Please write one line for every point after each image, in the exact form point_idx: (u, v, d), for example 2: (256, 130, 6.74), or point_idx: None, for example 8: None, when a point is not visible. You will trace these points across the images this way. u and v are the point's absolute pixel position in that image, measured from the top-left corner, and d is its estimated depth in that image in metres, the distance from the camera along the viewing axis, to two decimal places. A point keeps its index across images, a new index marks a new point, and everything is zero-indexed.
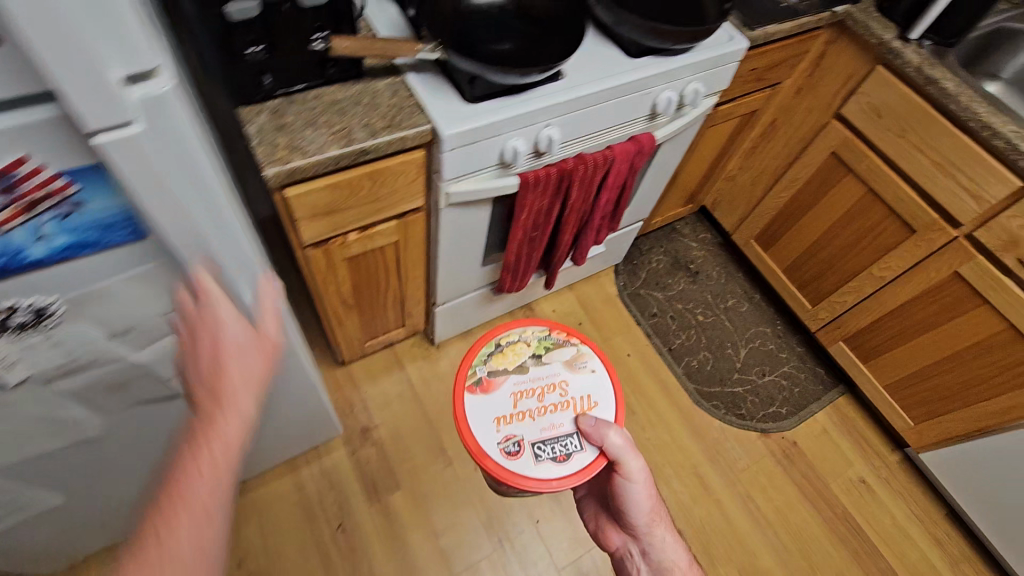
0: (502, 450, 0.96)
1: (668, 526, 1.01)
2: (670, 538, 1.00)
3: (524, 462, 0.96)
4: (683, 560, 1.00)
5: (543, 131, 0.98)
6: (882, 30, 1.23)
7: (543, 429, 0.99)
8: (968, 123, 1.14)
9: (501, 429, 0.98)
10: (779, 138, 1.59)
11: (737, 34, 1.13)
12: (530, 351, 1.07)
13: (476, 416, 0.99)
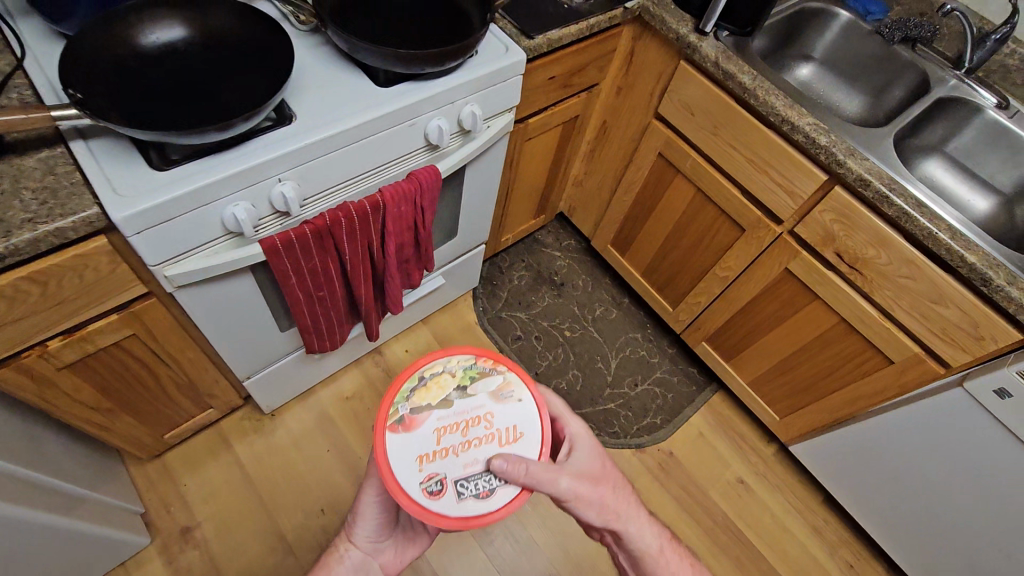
0: (425, 493, 0.68)
1: (640, 512, 0.78)
2: (642, 534, 0.77)
3: (447, 511, 0.68)
4: (665, 553, 0.78)
5: (274, 188, 0.82)
6: (677, 23, 1.14)
7: (467, 467, 0.71)
8: (769, 118, 1.08)
9: (423, 468, 0.70)
10: (612, 140, 1.49)
11: (513, 44, 1.01)
12: (456, 383, 0.77)
13: (394, 461, 0.70)
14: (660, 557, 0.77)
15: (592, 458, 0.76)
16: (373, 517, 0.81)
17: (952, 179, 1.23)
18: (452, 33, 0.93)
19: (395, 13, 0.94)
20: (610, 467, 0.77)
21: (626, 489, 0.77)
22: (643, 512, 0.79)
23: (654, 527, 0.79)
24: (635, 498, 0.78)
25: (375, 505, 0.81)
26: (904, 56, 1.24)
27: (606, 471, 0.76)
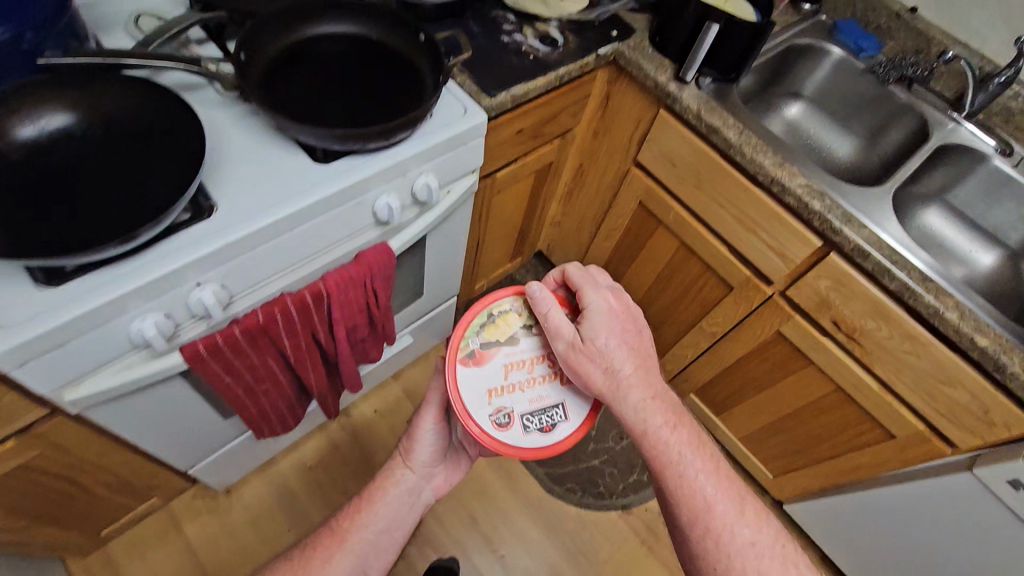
0: (492, 425, 0.79)
1: (647, 398, 0.73)
2: (643, 418, 0.72)
3: (513, 439, 0.79)
4: (675, 442, 0.71)
5: (193, 294, 0.71)
6: (656, 70, 1.04)
7: (533, 401, 0.81)
8: (757, 177, 0.98)
9: (492, 401, 0.80)
10: (590, 183, 1.39)
11: (472, 104, 0.90)
12: (523, 323, 0.85)
13: (465, 390, 0.80)
14: (666, 445, 0.71)
15: (603, 331, 0.76)
16: (429, 443, 0.88)
17: (951, 228, 1.15)
18: (400, 99, 0.83)
19: (333, 78, 0.83)
20: (622, 341, 0.76)
21: (633, 363, 0.75)
22: (654, 394, 0.74)
23: (665, 415, 0.72)
24: (645, 380, 0.74)
25: (431, 428, 0.88)
26: (900, 97, 1.14)
27: (613, 343, 0.76)
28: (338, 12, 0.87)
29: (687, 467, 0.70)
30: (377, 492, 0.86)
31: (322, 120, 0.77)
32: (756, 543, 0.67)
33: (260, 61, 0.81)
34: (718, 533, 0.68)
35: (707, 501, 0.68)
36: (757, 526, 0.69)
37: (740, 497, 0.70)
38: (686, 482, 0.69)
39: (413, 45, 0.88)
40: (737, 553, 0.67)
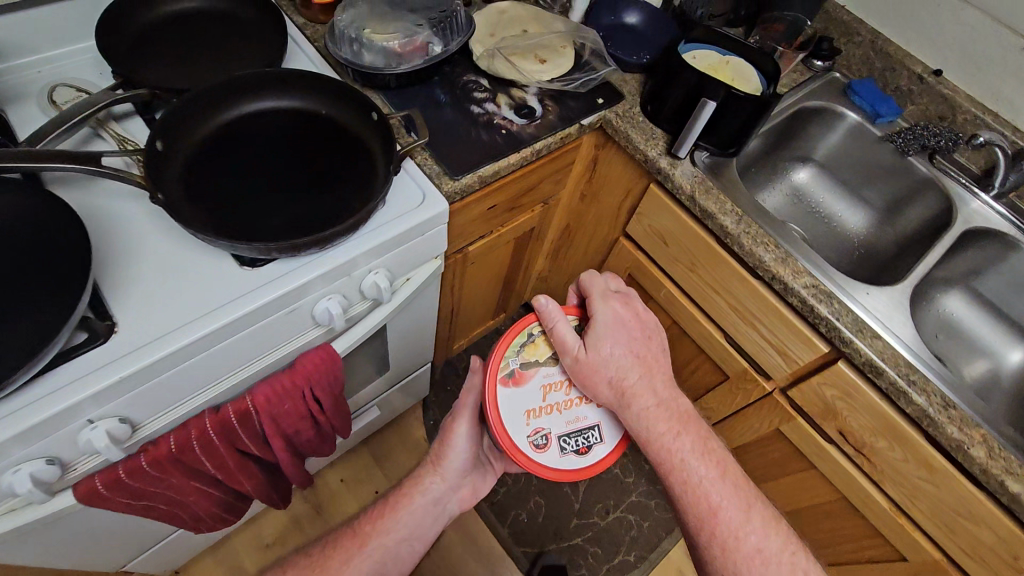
0: (528, 448, 0.75)
1: (652, 407, 0.72)
2: (649, 425, 0.72)
3: (549, 461, 0.75)
4: (677, 450, 0.70)
5: (82, 434, 0.61)
6: (646, 144, 0.93)
7: (571, 422, 0.77)
8: (757, 271, 0.87)
9: (529, 420, 0.76)
10: (577, 245, 1.28)
11: (431, 191, 0.80)
12: None
13: (503, 411, 0.76)
14: (670, 454, 0.70)
15: (612, 341, 0.75)
16: (460, 452, 0.88)
17: (973, 315, 1.04)
18: (343, 194, 0.73)
19: (270, 165, 0.74)
20: (631, 350, 0.75)
21: (640, 371, 0.74)
22: (660, 400, 0.73)
23: (671, 423, 0.72)
24: (651, 388, 0.74)
25: (463, 439, 0.87)
26: (921, 170, 1.02)
27: (621, 353, 0.75)
28: (281, 83, 0.77)
29: (691, 475, 0.70)
30: (407, 497, 0.87)
31: (250, 224, 0.68)
32: (762, 551, 0.67)
33: (186, 146, 0.71)
34: (725, 541, 0.67)
35: (711, 508, 0.68)
36: (764, 532, 0.68)
37: (747, 501, 0.70)
38: (690, 490, 0.69)
39: (364, 123, 0.78)
40: (743, 558, 0.67)
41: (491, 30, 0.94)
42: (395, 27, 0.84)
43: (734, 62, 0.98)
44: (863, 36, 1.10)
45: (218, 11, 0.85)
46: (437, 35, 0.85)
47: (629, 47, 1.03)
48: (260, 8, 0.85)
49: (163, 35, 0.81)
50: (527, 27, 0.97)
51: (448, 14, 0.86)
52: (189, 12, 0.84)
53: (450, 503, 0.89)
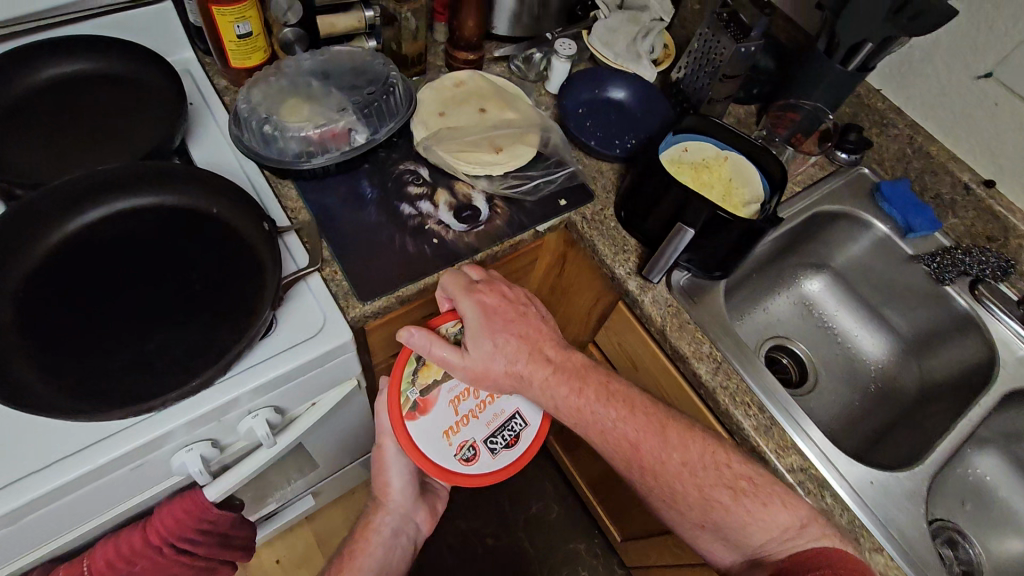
0: (463, 464, 0.69)
1: (547, 374, 0.67)
2: (551, 394, 0.67)
3: (486, 470, 0.70)
4: (585, 406, 0.66)
5: None
6: (615, 259, 0.77)
7: (489, 423, 0.72)
8: (735, 435, 0.70)
9: (451, 439, 0.70)
10: None
11: (332, 320, 0.65)
12: None
13: (421, 445, 0.68)
14: (573, 409, 0.66)
15: (491, 338, 0.66)
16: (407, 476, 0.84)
17: (1012, 482, 0.85)
18: (209, 327, 0.60)
19: (131, 280, 0.61)
20: (512, 341, 0.67)
21: (528, 356, 0.67)
22: (555, 366, 0.67)
23: (566, 382, 0.66)
24: (542, 359, 0.67)
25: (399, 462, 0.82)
26: (959, 305, 0.84)
27: (505, 345, 0.67)
28: (166, 179, 0.64)
29: (598, 419, 0.65)
30: (367, 525, 0.81)
31: (81, 368, 0.55)
32: (689, 461, 0.63)
33: (37, 252, 0.60)
34: (652, 466, 0.63)
35: (628, 439, 0.64)
36: (685, 447, 0.63)
37: (660, 423, 0.65)
38: (604, 436, 0.65)
39: (255, 236, 0.64)
40: (673, 480, 0.63)
41: (439, 108, 0.80)
42: (312, 110, 0.70)
43: (734, 160, 0.82)
44: (900, 129, 0.91)
45: (117, 75, 0.73)
46: (364, 122, 0.71)
47: (613, 131, 0.88)
48: (162, 74, 0.73)
49: (43, 106, 0.69)
50: (486, 104, 0.82)
51: (379, 96, 0.72)
52: (81, 75, 0.72)
53: (410, 534, 0.84)
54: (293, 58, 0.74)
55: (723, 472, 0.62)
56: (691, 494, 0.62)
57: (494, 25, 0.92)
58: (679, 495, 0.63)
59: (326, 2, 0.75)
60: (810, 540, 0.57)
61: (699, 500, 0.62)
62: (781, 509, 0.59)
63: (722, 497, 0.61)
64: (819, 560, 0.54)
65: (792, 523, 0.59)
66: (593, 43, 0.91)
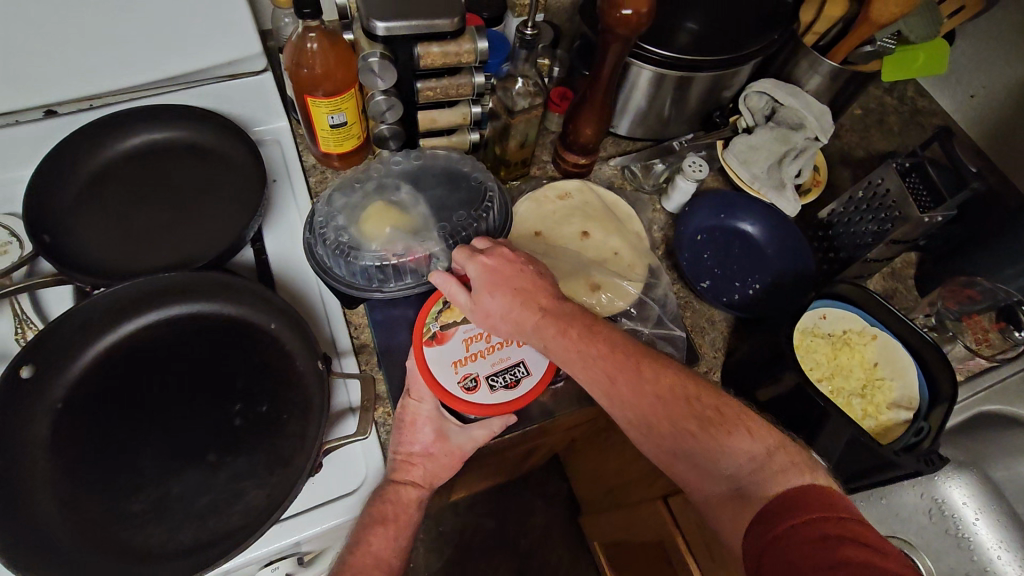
0: (464, 395, 0.55)
1: (539, 316, 0.51)
2: (540, 338, 0.51)
3: (484, 410, 0.55)
4: (566, 353, 0.50)
5: None
6: None
7: (496, 364, 0.56)
8: None
9: (458, 367, 0.55)
10: (598, 454, 0.98)
11: (370, 478, 0.57)
12: None
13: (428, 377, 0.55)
14: (556, 349, 0.50)
15: (491, 267, 0.53)
16: (450, 448, 0.55)
17: None
18: (242, 475, 0.53)
19: (172, 405, 0.54)
20: (510, 282, 0.53)
21: (523, 295, 0.52)
22: (548, 309, 0.52)
23: (552, 320, 0.51)
24: (539, 303, 0.52)
25: (430, 425, 0.54)
26: None
27: (503, 281, 0.53)
28: (229, 289, 0.58)
29: (575, 356, 0.49)
30: (393, 499, 0.53)
31: (102, 511, 0.50)
32: (662, 394, 0.47)
33: (89, 359, 0.55)
34: (628, 407, 0.48)
35: (605, 381, 0.48)
36: (657, 379, 0.48)
37: (636, 359, 0.49)
38: (588, 381, 0.49)
39: (309, 372, 0.56)
40: (641, 411, 0.47)
41: (536, 226, 0.69)
42: (394, 230, 0.61)
43: (884, 344, 0.66)
44: None
45: (204, 147, 0.68)
46: (449, 252, 0.61)
47: (733, 271, 0.74)
48: (247, 155, 0.67)
49: (125, 178, 0.65)
50: (590, 226, 0.70)
51: (469, 223, 0.62)
52: (166, 144, 0.67)
53: (404, 546, 0.54)
54: (382, 161, 0.66)
55: (694, 404, 0.47)
56: (662, 429, 0.47)
57: (614, 122, 0.80)
58: (655, 431, 0.47)
59: (429, 100, 0.64)
60: (782, 473, 0.43)
61: (668, 432, 0.47)
62: (746, 438, 0.45)
63: (690, 425, 0.46)
64: (790, 496, 0.41)
65: (754, 450, 0.45)
66: (728, 160, 0.78)
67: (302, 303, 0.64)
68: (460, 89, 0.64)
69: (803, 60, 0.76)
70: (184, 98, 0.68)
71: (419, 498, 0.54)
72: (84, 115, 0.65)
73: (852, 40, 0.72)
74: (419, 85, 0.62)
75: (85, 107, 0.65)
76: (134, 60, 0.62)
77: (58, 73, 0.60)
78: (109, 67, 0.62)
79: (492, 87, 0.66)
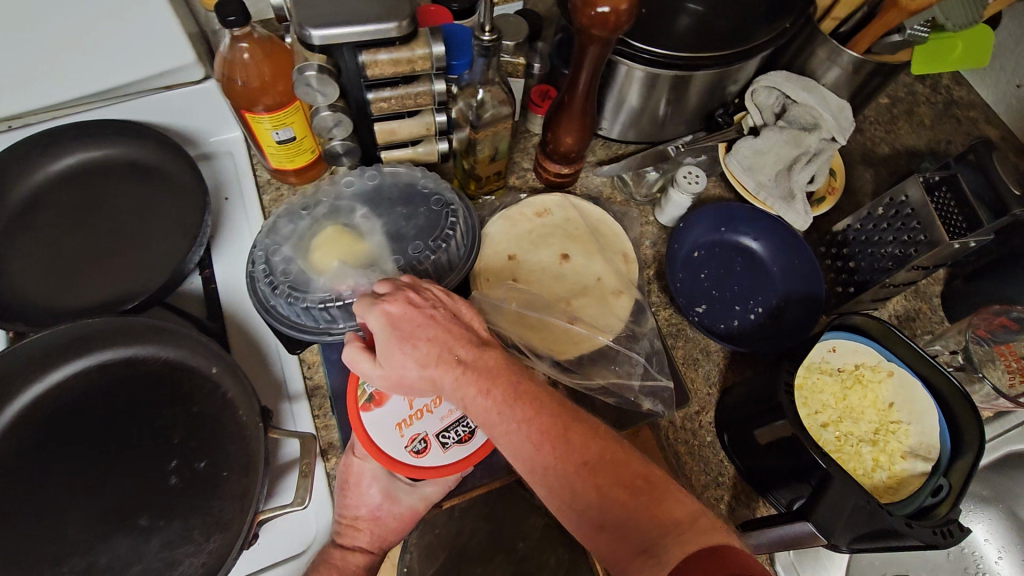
0: (414, 460, 0.47)
1: (458, 371, 0.43)
2: (458, 397, 0.43)
3: (439, 474, 0.47)
4: (490, 414, 0.42)
5: None
6: (703, 489, 0.58)
7: (446, 418, 0.48)
8: None
9: (404, 429, 0.48)
10: None
11: (315, 539, 0.51)
12: None
13: (369, 444, 0.47)
14: (477, 410, 0.42)
15: (398, 310, 0.44)
16: (400, 509, 0.50)
17: None
18: (175, 543, 0.48)
19: (103, 462, 0.50)
20: (421, 333, 0.44)
21: (438, 345, 0.43)
22: (467, 364, 0.43)
23: (472, 374, 0.42)
24: (455, 357, 0.43)
25: (377, 486, 0.49)
26: None
27: (415, 329, 0.44)
28: (163, 333, 0.53)
29: (497, 421, 0.42)
30: (334, 565, 0.48)
31: None
32: (591, 463, 0.40)
33: (16, 411, 0.51)
34: (554, 480, 0.40)
35: (530, 450, 0.41)
36: (587, 446, 0.41)
37: (564, 423, 0.41)
38: (510, 443, 0.42)
39: (251, 425, 0.51)
40: (559, 474, 0.40)
41: (509, 249, 0.62)
42: (342, 265, 0.54)
43: (902, 379, 0.59)
44: None
45: (145, 165, 0.62)
46: None
47: (733, 293, 0.66)
48: (188, 173, 0.60)
49: (57, 203, 0.59)
50: (570, 248, 0.63)
51: (425, 254, 0.56)
52: (103, 163, 0.61)
53: None
54: (332, 182, 0.59)
55: (623, 468, 0.40)
56: (588, 497, 0.40)
57: (603, 125, 0.72)
58: (578, 499, 0.40)
59: (385, 112, 0.57)
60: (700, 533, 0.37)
61: (596, 506, 0.39)
62: (675, 505, 0.39)
63: (618, 495, 0.39)
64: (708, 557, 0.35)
65: (679, 515, 0.38)
66: (730, 165, 0.69)
67: (249, 339, 0.58)
68: (418, 98, 0.56)
69: (821, 49, 0.66)
70: (119, 113, 0.62)
71: (367, 565, 0.49)
72: (6, 137, 0.59)
73: (876, 27, 0.62)
74: (371, 96, 0.55)
75: (4, 129, 0.58)
76: (54, 74, 0.56)
77: None
78: (28, 83, 0.55)
79: (453, 95, 0.59)
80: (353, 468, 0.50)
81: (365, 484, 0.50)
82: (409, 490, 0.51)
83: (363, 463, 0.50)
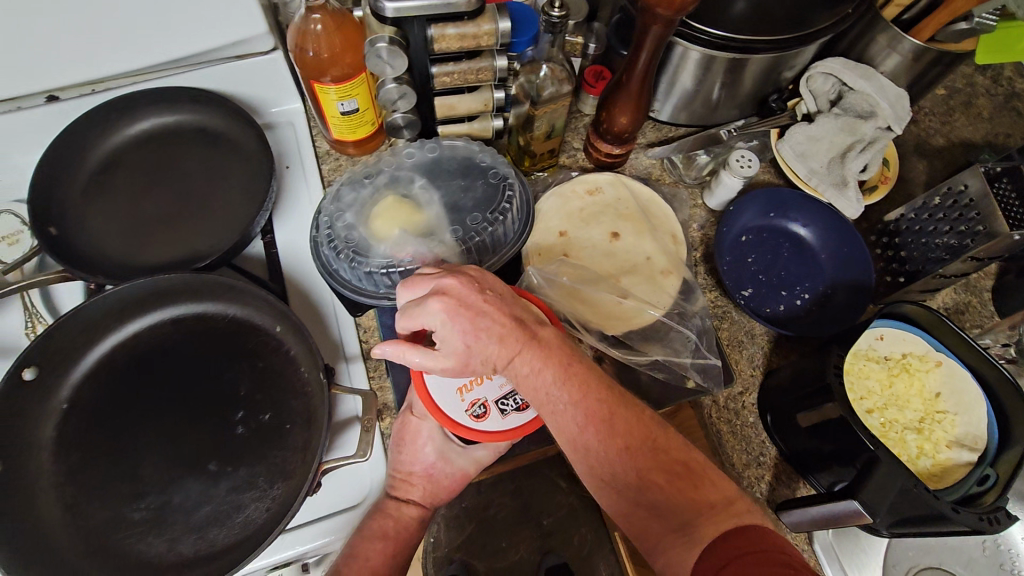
0: (473, 424, 0.48)
1: (519, 350, 0.43)
2: (512, 373, 0.44)
3: (496, 438, 0.48)
4: (542, 390, 0.44)
5: None
6: (743, 468, 0.59)
7: (506, 385, 0.50)
8: None
9: (464, 393, 0.49)
10: None
11: (371, 492, 0.54)
12: None
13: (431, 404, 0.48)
14: (534, 386, 0.44)
15: (455, 300, 0.43)
16: (453, 469, 0.53)
17: None
18: (242, 488, 0.51)
19: (176, 409, 0.53)
20: (482, 317, 0.43)
21: (499, 328, 0.43)
22: (526, 345, 0.44)
23: (527, 355, 0.43)
24: (516, 339, 0.43)
25: (432, 446, 0.52)
26: None
27: (473, 316, 0.43)
28: (232, 290, 0.55)
29: (546, 401, 0.44)
30: (390, 515, 0.50)
31: (106, 516, 0.49)
32: (633, 448, 0.42)
33: (97, 357, 0.55)
34: (596, 461, 0.43)
35: (576, 429, 0.43)
36: (630, 430, 0.42)
37: (610, 407, 0.43)
38: (557, 419, 0.44)
39: (314, 381, 0.53)
40: (600, 459, 0.43)
41: (562, 225, 0.63)
42: (402, 234, 0.56)
43: (948, 369, 0.58)
44: None
45: (214, 132, 0.64)
46: (460, 258, 0.56)
47: (780, 278, 0.66)
48: (256, 140, 0.63)
49: (133, 165, 0.62)
50: (621, 226, 0.64)
51: (483, 226, 0.57)
52: (176, 127, 0.64)
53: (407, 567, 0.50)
54: (393, 154, 0.61)
55: (663, 454, 0.42)
56: (626, 480, 0.42)
57: (655, 106, 0.73)
58: (617, 481, 0.42)
59: (446, 86, 0.59)
60: (736, 514, 0.39)
61: (633, 486, 0.42)
62: (712, 489, 0.41)
63: (657, 480, 0.41)
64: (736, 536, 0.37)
65: (716, 500, 0.40)
66: (782, 151, 0.69)
67: (309, 302, 0.61)
68: (480, 73, 0.57)
69: (881, 36, 0.66)
70: (191, 82, 0.64)
71: (421, 518, 0.51)
72: (90, 100, 0.62)
73: (945, 13, 0.61)
74: (434, 70, 0.56)
75: (88, 92, 0.62)
76: (136, 41, 0.59)
77: (58, 58, 0.57)
78: (111, 49, 0.58)
79: (515, 71, 0.60)
80: (409, 428, 0.52)
81: (422, 443, 0.52)
82: (462, 453, 0.53)
83: (421, 424, 0.52)
